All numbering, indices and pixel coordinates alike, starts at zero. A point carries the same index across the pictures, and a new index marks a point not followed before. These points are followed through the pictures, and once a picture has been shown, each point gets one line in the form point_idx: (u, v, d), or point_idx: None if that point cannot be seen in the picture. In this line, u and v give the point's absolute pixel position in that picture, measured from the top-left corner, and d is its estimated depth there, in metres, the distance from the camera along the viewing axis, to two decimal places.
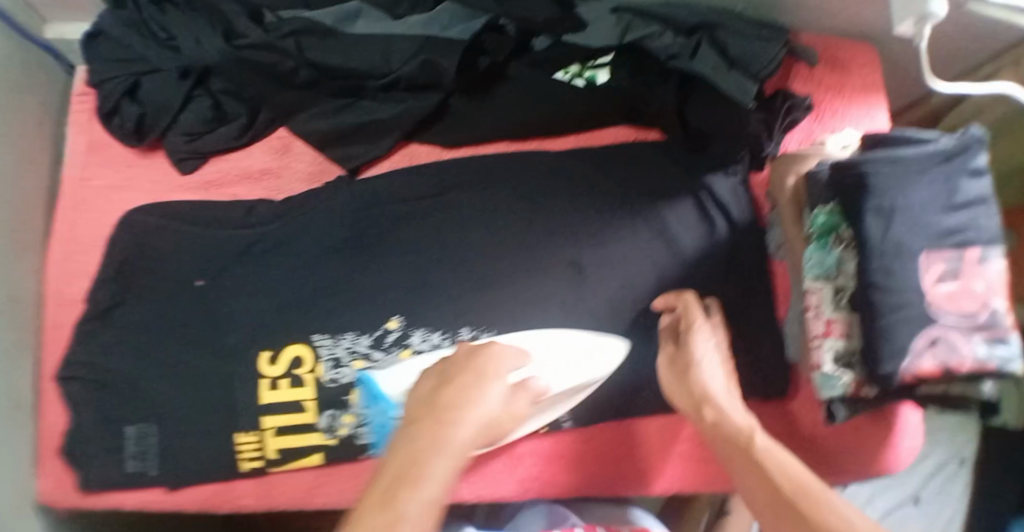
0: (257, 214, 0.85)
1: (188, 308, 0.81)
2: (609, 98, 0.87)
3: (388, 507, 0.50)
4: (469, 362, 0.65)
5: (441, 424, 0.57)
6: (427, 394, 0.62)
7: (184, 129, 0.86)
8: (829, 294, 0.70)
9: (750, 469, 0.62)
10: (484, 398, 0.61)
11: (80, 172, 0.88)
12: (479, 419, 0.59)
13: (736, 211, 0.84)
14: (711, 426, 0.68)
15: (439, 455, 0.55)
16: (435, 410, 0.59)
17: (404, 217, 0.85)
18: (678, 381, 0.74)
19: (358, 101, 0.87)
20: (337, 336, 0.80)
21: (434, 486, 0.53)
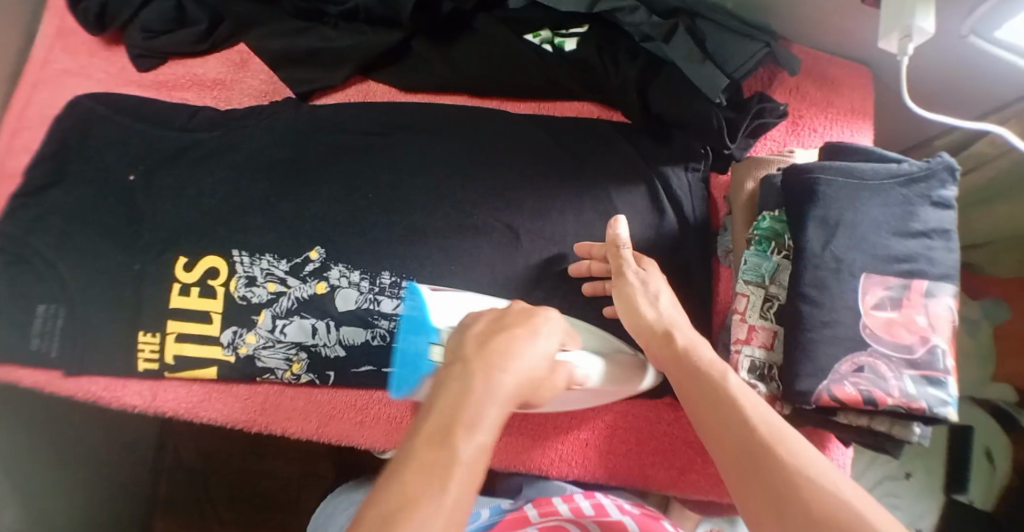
0: (202, 119, 0.72)
1: (113, 199, 0.70)
2: (572, 72, 0.72)
3: (441, 446, 0.39)
4: (525, 317, 0.52)
5: (491, 365, 0.45)
6: (479, 334, 0.49)
7: (143, 25, 0.73)
8: (757, 301, 0.67)
9: (705, 409, 0.50)
10: (530, 353, 0.48)
11: (43, 52, 0.76)
12: (529, 374, 0.47)
13: (690, 208, 0.72)
14: (664, 348, 0.57)
15: (489, 401, 0.42)
16: (481, 351, 0.46)
17: (348, 150, 0.72)
18: (628, 315, 0.61)
19: (318, 26, 0.73)
20: (256, 255, 0.69)
21: (485, 433, 0.41)
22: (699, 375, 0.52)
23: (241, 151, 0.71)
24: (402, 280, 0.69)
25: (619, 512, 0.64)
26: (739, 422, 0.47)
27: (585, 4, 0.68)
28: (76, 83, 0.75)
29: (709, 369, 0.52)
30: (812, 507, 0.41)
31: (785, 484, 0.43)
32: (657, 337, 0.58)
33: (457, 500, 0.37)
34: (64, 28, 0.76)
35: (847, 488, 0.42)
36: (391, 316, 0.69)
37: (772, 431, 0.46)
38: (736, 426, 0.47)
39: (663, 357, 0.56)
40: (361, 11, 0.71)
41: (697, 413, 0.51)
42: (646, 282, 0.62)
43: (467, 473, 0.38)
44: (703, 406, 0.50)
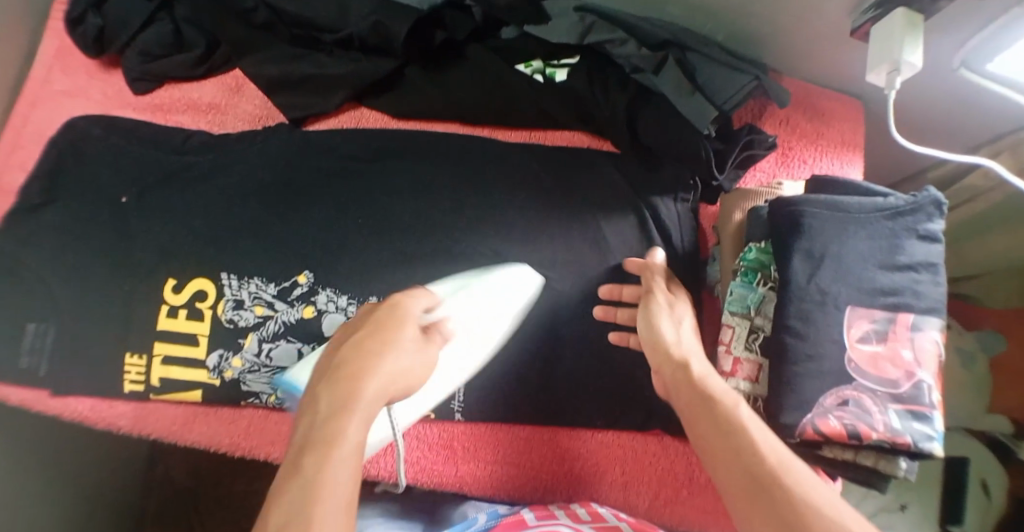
0: (195, 142, 0.73)
1: (103, 220, 0.70)
2: (563, 103, 0.73)
3: (307, 461, 0.42)
4: (388, 311, 0.55)
5: (359, 373, 0.49)
6: (345, 344, 0.52)
7: (140, 49, 0.74)
8: (742, 333, 0.67)
9: (713, 437, 0.52)
10: (395, 353, 0.51)
11: (42, 74, 0.77)
12: (399, 372, 0.51)
13: (678, 238, 0.72)
14: (676, 372, 0.58)
15: (354, 412, 0.46)
16: (338, 365, 0.50)
17: (339, 175, 0.72)
18: (648, 334, 0.62)
19: (312, 54, 0.73)
20: (245, 279, 0.69)
21: (353, 436, 0.45)
22: (710, 400, 0.55)
23: (233, 175, 0.72)
24: None
25: (616, 519, 0.63)
26: (748, 452, 0.49)
27: (575, 36, 0.68)
28: (72, 103, 0.76)
29: (720, 396, 0.55)
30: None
31: (792, 516, 0.45)
32: (673, 362, 0.59)
33: (335, 499, 0.41)
34: (62, 50, 0.77)
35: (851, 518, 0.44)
36: None
37: (782, 464, 0.48)
38: (746, 455, 0.49)
39: (672, 382, 0.59)
40: (356, 40, 0.70)
41: (704, 439, 0.53)
42: (673, 308, 0.63)
43: (337, 476, 0.42)
44: (710, 434, 0.53)
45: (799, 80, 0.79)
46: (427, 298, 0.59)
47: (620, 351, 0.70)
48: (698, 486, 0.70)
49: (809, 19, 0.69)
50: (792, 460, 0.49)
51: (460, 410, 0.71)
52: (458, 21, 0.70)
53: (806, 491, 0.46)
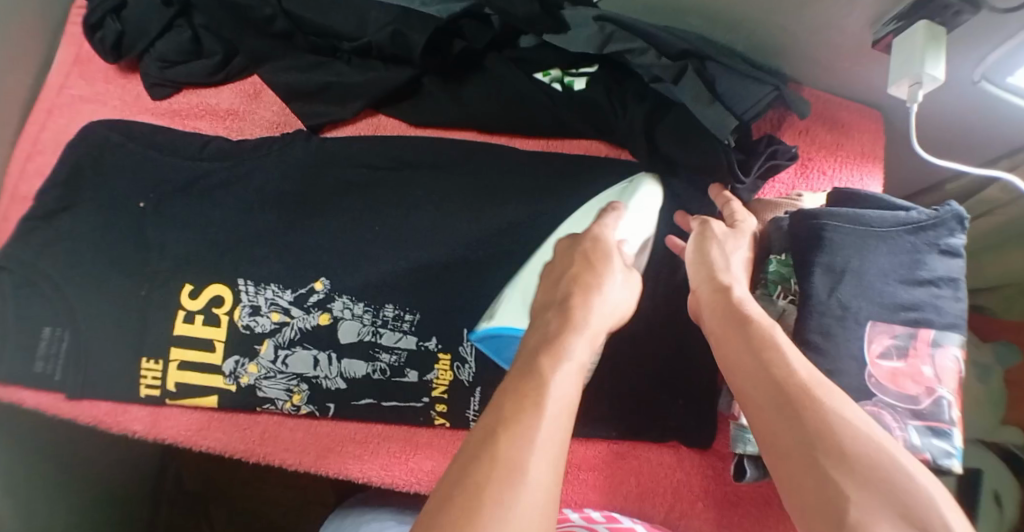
0: (213, 149, 0.71)
1: (124, 226, 0.70)
2: (584, 113, 0.72)
3: (534, 377, 0.45)
4: (594, 246, 0.60)
5: (588, 309, 0.53)
6: (568, 269, 0.58)
7: (159, 55, 0.71)
8: None
9: (740, 353, 0.52)
10: (610, 292, 0.56)
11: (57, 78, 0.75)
12: (616, 305, 0.56)
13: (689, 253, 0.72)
14: (715, 294, 0.58)
15: (580, 335, 0.51)
16: (559, 300, 0.55)
17: (358, 184, 0.72)
18: (696, 260, 0.62)
19: (331, 62, 0.71)
20: (261, 286, 0.69)
21: (575, 366, 0.48)
22: (740, 319, 0.54)
23: (252, 184, 0.71)
24: (406, 313, 0.69)
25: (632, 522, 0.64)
26: (781, 367, 0.50)
27: (594, 46, 0.67)
28: (88, 109, 0.74)
29: (752, 317, 0.54)
30: (850, 457, 0.44)
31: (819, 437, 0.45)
32: (711, 284, 0.59)
33: (560, 414, 0.44)
34: (79, 57, 0.75)
35: (878, 439, 0.45)
36: (392, 350, 0.69)
37: (813, 381, 0.48)
38: (780, 372, 0.49)
39: (705, 304, 0.58)
40: (375, 49, 0.69)
41: (731, 353, 0.53)
42: (724, 243, 0.63)
43: (560, 404, 0.44)
44: (737, 353, 0.53)
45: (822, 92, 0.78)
46: (613, 222, 0.64)
47: (635, 360, 0.70)
48: (720, 500, 0.68)
49: (831, 33, 0.69)
50: (822, 379, 0.50)
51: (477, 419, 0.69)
52: (478, 30, 0.70)
53: (836, 411, 0.47)
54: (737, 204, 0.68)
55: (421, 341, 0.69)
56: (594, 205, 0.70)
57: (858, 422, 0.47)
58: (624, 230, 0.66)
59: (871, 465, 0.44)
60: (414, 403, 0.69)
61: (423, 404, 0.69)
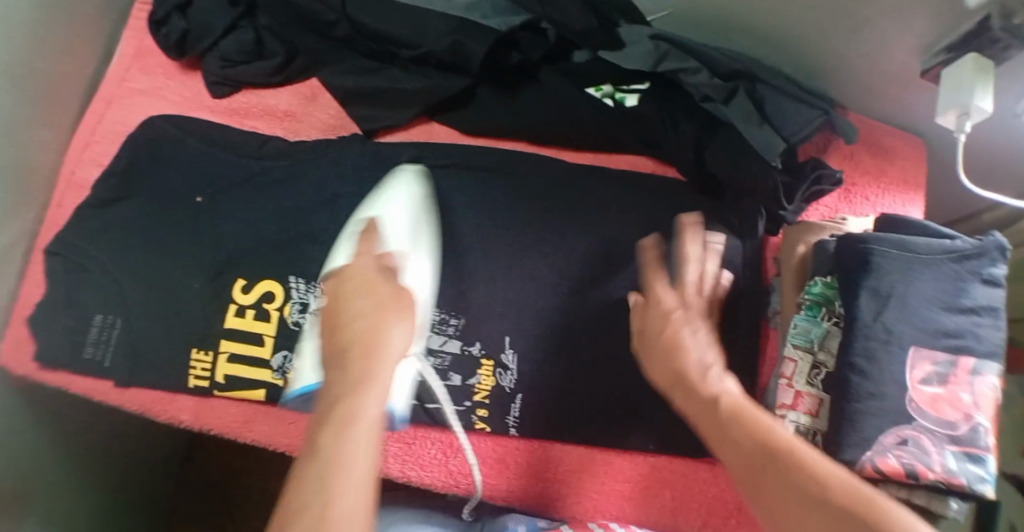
0: (271, 147, 0.72)
1: (178, 219, 0.71)
2: (633, 128, 0.73)
3: (314, 464, 0.45)
4: (355, 279, 0.58)
5: (370, 349, 0.53)
6: (336, 316, 0.56)
7: (221, 54, 0.72)
8: (804, 367, 0.65)
9: (716, 434, 0.50)
10: (390, 333, 0.54)
11: (117, 70, 0.75)
12: (399, 335, 0.55)
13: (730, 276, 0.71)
14: (677, 379, 0.55)
15: (369, 390, 0.50)
16: (345, 346, 0.53)
17: (407, 189, 0.72)
18: (647, 356, 0.60)
19: (387, 68, 0.72)
20: (313, 283, 0.71)
21: (363, 433, 0.47)
22: (707, 394, 0.52)
23: (305, 183, 0.72)
24: (450, 318, 0.71)
25: None
26: (762, 431, 0.47)
27: (649, 63, 0.68)
28: (145, 102, 0.74)
29: (715, 393, 0.52)
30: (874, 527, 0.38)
31: (807, 487, 0.42)
32: (672, 359, 0.56)
33: (348, 516, 0.43)
34: (138, 50, 0.75)
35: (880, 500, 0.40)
36: (437, 353, 0.70)
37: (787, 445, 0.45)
38: (759, 442, 0.46)
39: (674, 389, 0.55)
40: (432, 58, 0.70)
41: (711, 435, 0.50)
42: (669, 328, 0.58)
43: (348, 493, 0.44)
44: (720, 428, 0.50)
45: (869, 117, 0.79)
46: (366, 241, 0.63)
47: None
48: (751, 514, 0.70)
49: (878, 60, 0.70)
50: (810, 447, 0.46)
51: (517, 426, 0.70)
52: (533, 42, 0.71)
53: (792, 468, 0.44)
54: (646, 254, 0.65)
55: (465, 345, 0.70)
56: (354, 226, 0.68)
57: (838, 481, 0.42)
58: (390, 238, 0.65)
59: (850, 501, 0.40)
60: (456, 407, 0.70)
61: (466, 408, 0.70)
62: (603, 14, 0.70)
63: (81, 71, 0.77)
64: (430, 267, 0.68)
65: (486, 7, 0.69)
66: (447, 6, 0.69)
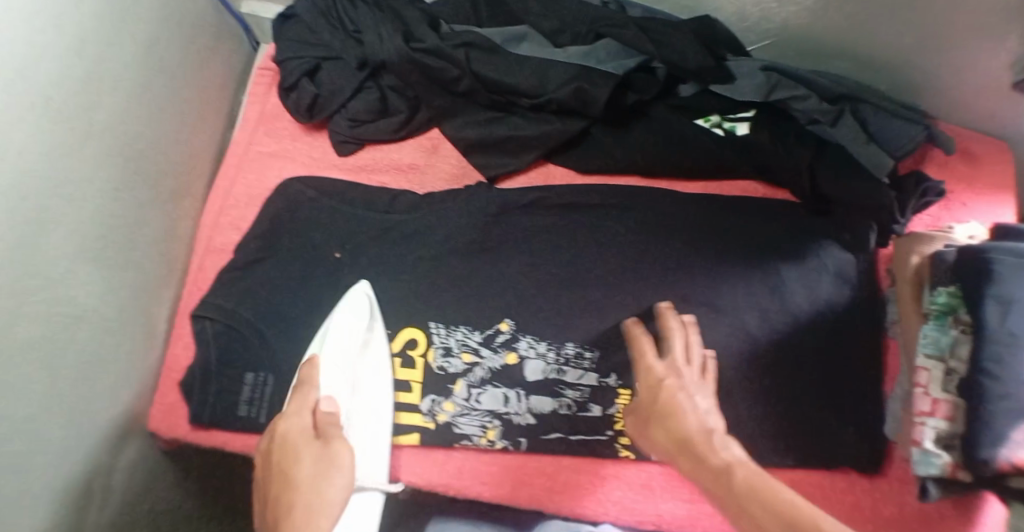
0: (402, 202, 0.75)
1: (316, 276, 0.73)
2: (744, 156, 0.76)
3: None
4: (281, 439, 0.63)
5: (310, 515, 0.58)
6: (270, 502, 0.61)
7: (350, 115, 0.74)
8: (938, 374, 0.68)
9: (729, 506, 0.50)
10: (334, 487, 0.61)
11: (246, 135, 0.78)
12: (341, 485, 0.61)
13: (838, 293, 0.75)
14: (687, 449, 0.58)
15: None
16: (285, 514, 0.58)
17: (533, 230, 0.76)
18: (637, 417, 0.67)
19: (508, 116, 0.75)
20: (452, 327, 0.73)
21: None
22: (719, 461, 0.54)
23: (437, 233, 0.75)
24: (586, 352, 0.73)
25: None
26: (768, 495, 0.46)
27: (762, 94, 0.72)
28: (273, 165, 0.77)
29: (725, 459, 0.54)
30: None
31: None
32: (675, 422, 0.61)
33: None
34: (262, 114, 0.79)
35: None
36: (577, 386, 0.73)
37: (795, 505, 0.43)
38: (769, 504, 0.45)
39: (679, 456, 0.59)
40: (553, 104, 0.72)
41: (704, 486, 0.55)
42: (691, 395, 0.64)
43: None
44: (732, 497, 0.50)
45: (962, 124, 0.81)
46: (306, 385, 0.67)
47: (808, 391, 0.74)
48: (901, 518, 0.71)
49: (973, 76, 0.74)
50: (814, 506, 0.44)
51: None
52: (647, 82, 0.74)
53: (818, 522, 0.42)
54: (672, 321, 0.70)
55: (602, 377, 0.73)
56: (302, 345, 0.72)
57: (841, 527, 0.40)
58: (325, 369, 0.70)
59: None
60: (599, 437, 0.72)
61: (608, 437, 0.72)
62: (715, 51, 0.73)
63: (207, 138, 0.80)
64: (381, 359, 0.73)
65: (602, 53, 0.72)
66: (567, 57, 0.72)
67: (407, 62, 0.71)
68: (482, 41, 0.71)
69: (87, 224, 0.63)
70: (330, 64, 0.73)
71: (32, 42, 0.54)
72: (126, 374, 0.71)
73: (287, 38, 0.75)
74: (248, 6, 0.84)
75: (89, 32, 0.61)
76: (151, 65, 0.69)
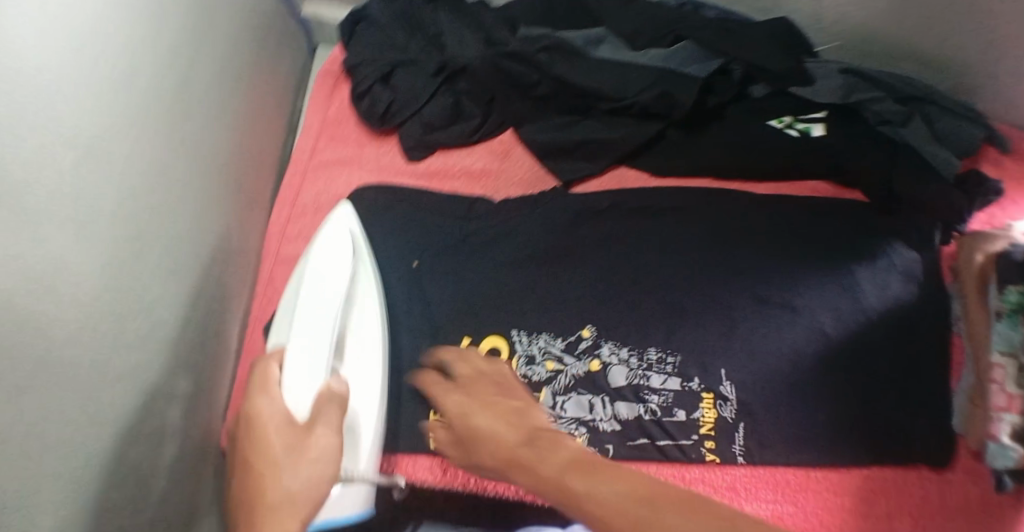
0: (479, 209, 0.75)
1: (395, 285, 0.73)
2: (820, 156, 0.76)
3: None
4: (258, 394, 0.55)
5: (282, 465, 0.49)
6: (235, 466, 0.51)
7: (424, 120, 0.77)
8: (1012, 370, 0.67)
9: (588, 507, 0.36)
10: (310, 439, 0.52)
11: (313, 142, 0.80)
12: (327, 442, 0.52)
13: (901, 289, 0.76)
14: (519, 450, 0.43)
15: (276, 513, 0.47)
16: (253, 459, 0.50)
17: (608, 235, 0.75)
18: (452, 443, 0.51)
19: (584, 121, 0.76)
20: (534, 334, 0.71)
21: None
22: (543, 469, 0.40)
23: (515, 240, 0.74)
24: (668, 356, 0.72)
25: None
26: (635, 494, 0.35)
27: (839, 95, 0.75)
28: (343, 173, 0.78)
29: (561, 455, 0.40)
30: None
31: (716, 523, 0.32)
32: (494, 436, 0.45)
33: None
34: (327, 122, 0.81)
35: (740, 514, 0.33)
36: (661, 391, 0.72)
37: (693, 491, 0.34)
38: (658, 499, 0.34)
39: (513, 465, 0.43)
40: (635, 107, 0.73)
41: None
42: (496, 390, 0.52)
43: None
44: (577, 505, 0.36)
45: None
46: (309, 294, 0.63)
47: (892, 388, 0.73)
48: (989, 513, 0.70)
49: None
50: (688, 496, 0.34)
51: (743, 451, 0.72)
52: (725, 84, 0.76)
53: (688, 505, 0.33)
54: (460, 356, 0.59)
55: (685, 381, 0.72)
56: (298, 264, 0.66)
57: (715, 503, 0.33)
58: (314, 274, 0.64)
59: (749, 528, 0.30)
60: (685, 442, 0.71)
61: (693, 441, 0.71)
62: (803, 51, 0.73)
63: (269, 145, 0.80)
64: (368, 287, 0.69)
65: (684, 55, 0.72)
66: (648, 59, 0.72)
67: (488, 65, 0.74)
68: (561, 43, 0.72)
69: (149, 227, 0.57)
70: (408, 69, 0.78)
71: (115, 26, 0.52)
72: (196, 396, 0.66)
73: (364, 43, 0.80)
74: (310, 7, 0.88)
75: (179, 30, 0.60)
76: (230, 69, 0.70)
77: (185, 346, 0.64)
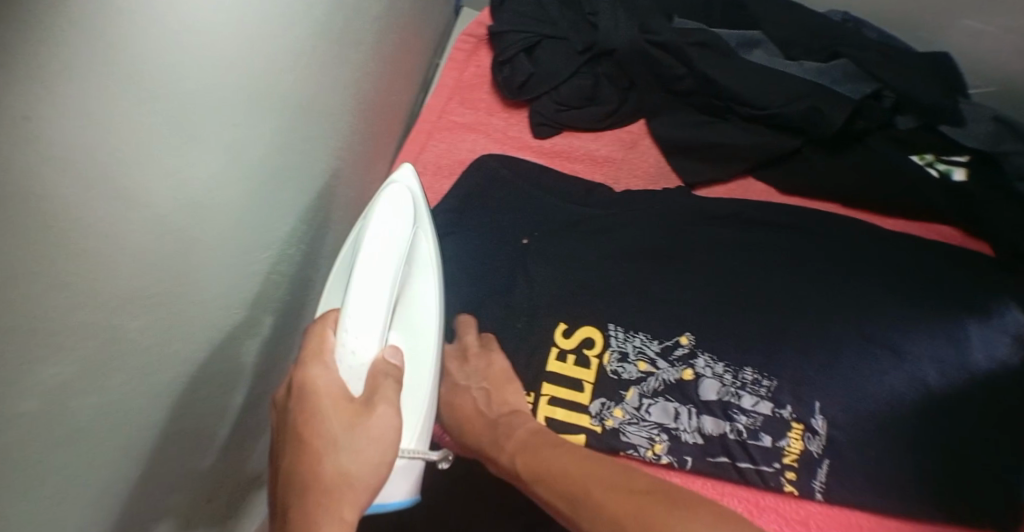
0: (596, 197, 0.79)
1: (505, 255, 0.76)
2: (948, 198, 0.74)
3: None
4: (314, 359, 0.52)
5: (333, 439, 0.49)
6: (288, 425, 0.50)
7: (559, 97, 0.83)
8: None
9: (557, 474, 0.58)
10: (363, 416, 0.50)
11: (443, 106, 0.88)
12: (382, 422, 0.51)
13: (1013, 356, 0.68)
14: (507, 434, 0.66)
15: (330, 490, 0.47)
16: (304, 427, 0.49)
17: (715, 241, 0.74)
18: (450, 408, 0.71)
19: (719, 123, 0.79)
20: (631, 332, 0.69)
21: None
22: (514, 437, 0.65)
23: (623, 232, 0.75)
24: (764, 379, 0.66)
25: None
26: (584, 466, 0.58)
27: (987, 143, 0.73)
28: (470, 138, 0.86)
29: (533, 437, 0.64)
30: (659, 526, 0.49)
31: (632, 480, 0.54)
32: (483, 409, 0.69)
33: None
34: (459, 84, 0.89)
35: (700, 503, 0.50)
36: (750, 413, 0.66)
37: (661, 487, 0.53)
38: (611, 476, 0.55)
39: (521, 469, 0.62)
40: (779, 118, 0.75)
41: (656, 486, 0.53)
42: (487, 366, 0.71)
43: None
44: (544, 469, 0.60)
45: None
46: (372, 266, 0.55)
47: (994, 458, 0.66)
48: None
49: None
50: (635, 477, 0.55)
51: (822, 487, 0.67)
52: (874, 111, 0.76)
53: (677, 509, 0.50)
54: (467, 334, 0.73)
55: (777, 408, 0.66)
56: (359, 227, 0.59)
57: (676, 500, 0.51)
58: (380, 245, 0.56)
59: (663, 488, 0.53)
60: (765, 468, 0.67)
61: (774, 470, 0.67)
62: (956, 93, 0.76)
63: (397, 102, 0.87)
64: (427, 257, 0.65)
65: (837, 73, 0.76)
66: (802, 71, 0.77)
67: (636, 53, 0.80)
68: (714, 42, 0.77)
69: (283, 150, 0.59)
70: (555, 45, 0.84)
71: None
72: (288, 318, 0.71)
73: (518, 12, 0.86)
74: None
75: None
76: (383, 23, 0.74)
77: (284, 272, 0.66)
